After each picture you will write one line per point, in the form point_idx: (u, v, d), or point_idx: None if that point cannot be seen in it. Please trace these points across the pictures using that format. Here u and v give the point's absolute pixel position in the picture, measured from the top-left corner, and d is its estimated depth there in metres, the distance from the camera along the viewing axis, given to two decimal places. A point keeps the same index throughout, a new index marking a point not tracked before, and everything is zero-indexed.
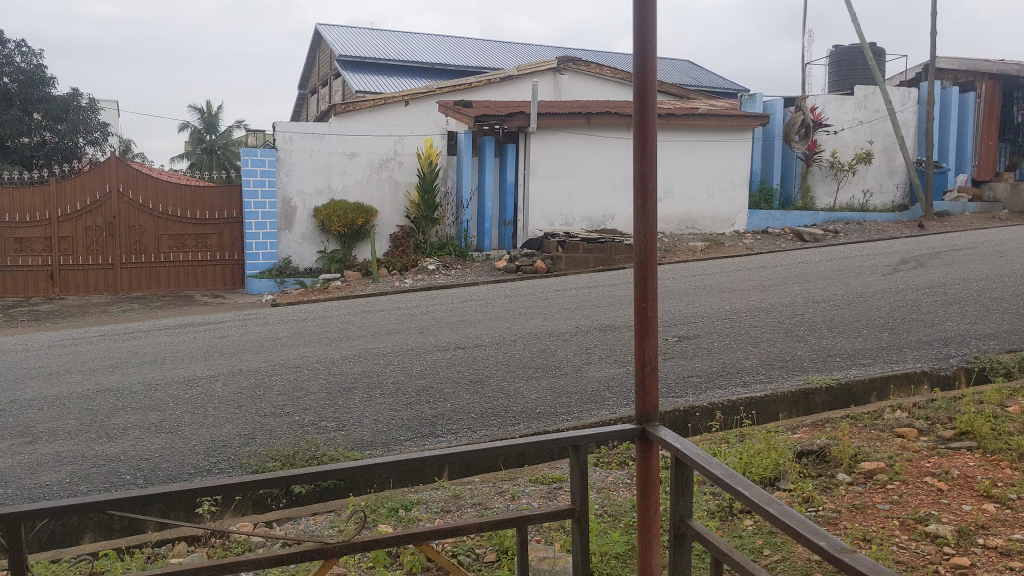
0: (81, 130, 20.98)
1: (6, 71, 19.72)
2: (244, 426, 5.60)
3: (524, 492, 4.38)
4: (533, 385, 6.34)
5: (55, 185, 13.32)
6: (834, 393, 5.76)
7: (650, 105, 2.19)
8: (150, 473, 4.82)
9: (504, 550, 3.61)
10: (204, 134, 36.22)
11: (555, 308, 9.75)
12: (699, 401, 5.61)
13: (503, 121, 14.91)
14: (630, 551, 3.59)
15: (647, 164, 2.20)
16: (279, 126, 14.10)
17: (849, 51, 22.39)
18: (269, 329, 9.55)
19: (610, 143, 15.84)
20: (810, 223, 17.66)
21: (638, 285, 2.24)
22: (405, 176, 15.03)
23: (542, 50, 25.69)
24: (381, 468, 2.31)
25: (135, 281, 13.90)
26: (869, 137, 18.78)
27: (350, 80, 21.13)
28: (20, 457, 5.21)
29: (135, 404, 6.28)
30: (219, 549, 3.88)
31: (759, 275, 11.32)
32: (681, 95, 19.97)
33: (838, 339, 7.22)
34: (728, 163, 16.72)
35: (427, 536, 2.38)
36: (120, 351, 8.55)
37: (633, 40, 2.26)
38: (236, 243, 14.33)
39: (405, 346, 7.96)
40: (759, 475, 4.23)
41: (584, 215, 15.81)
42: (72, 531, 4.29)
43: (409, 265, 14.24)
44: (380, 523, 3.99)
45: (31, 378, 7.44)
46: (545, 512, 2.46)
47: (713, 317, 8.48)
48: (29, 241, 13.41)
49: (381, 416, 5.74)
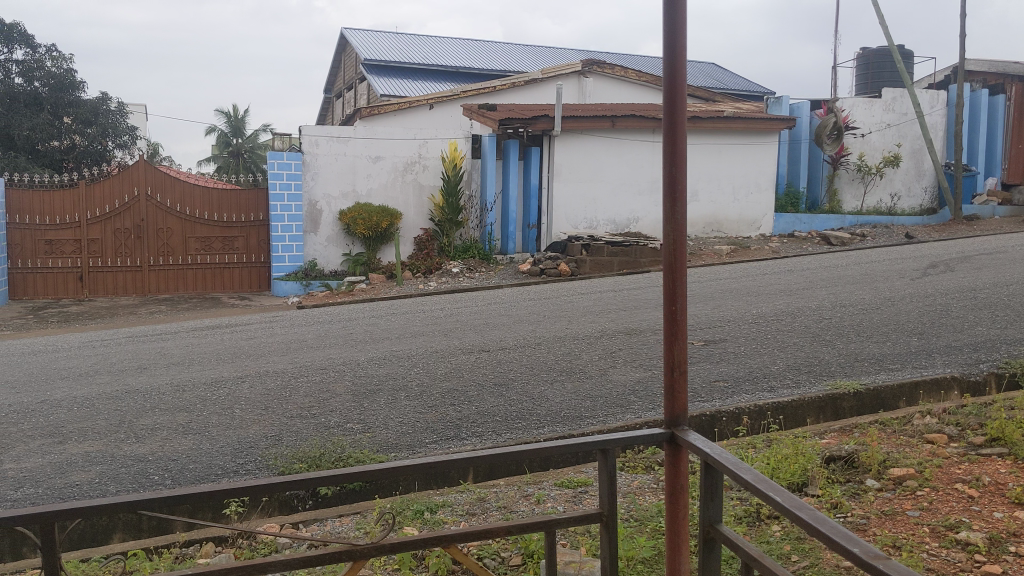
0: (109, 134, 20.98)
1: (37, 77, 20.03)
2: (269, 428, 5.61)
3: (549, 496, 4.36)
4: (557, 388, 6.33)
5: (85, 188, 13.45)
6: (861, 398, 5.71)
7: (682, 114, 2.18)
8: (178, 473, 4.86)
9: (530, 554, 3.60)
10: (231, 138, 36.18)
11: (580, 311, 9.72)
12: (726, 406, 5.57)
13: (527, 124, 14.87)
14: (658, 556, 3.56)
15: (678, 166, 2.18)
16: (305, 131, 14.22)
17: (877, 53, 22.25)
18: (295, 331, 9.61)
19: (634, 146, 15.79)
20: (836, 226, 17.51)
21: (666, 288, 2.23)
22: (429, 179, 15.06)
23: (566, 53, 25.70)
24: (408, 470, 2.32)
25: (163, 283, 14.02)
26: (897, 140, 18.62)
27: (376, 84, 21.26)
28: (51, 456, 5.27)
29: (162, 405, 6.34)
30: (247, 549, 3.90)
31: (785, 279, 11.22)
32: (706, 98, 19.88)
33: (867, 343, 7.15)
34: (754, 166, 16.64)
35: (454, 539, 2.38)
36: (149, 353, 8.62)
37: (664, 45, 2.23)
38: (262, 246, 14.41)
39: (429, 349, 7.96)
40: (786, 480, 4.20)
41: (609, 218, 15.79)
42: (101, 530, 4.32)
43: (433, 267, 14.26)
44: (405, 526, 4.01)
45: (62, 378, 7.53)
46: (574, 516, 2.46)
47: (739, 321, 8.41)
48: (59, 242, 13.52)
49: (405, 418, 5.76)
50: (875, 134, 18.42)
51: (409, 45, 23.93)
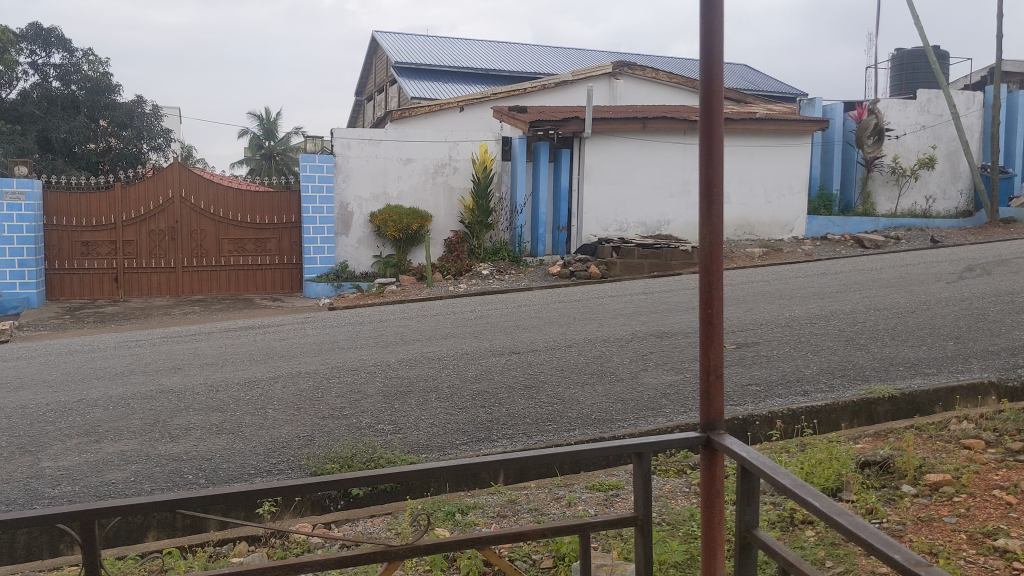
0: (144, 137, 21.20)
1: (74, 80, 20.35)
2: (302, 429, 5.64)
3: (580, 499, 4.34)
4: (588, 391, 6.31)
5: (121, 190, 13.62)
6: (897, 403, 5.64)
7: (718, 115, 2.18)
8: (212, 473, 4.90)
9: (562, 557, 3.58)
10: (263, 140, 36.56)
11: (610, 314, 9.69)
12: (759, 409, 5.52)
13: (558, 126, 14.84)
14: (690, 560, 3.53)
15: (714, 168, 2.18)
16: (337, 133, 14.31)
17: (912, 54, 22.02)
18: (327, 333, 9.66)
19: (665, 148, 15.74)
20: (870, 229, 17.31)
21: (702, 291, 2.22)
22: (460, 181, 15.10)
23: (597, 55, 25.66)
24: (443, 471, 2.33)
25: (197, 283, 14.15)
26: (932, 142, 18.41)
27: (407, 86, 21.35)
28: (87, 455, 5.34)
29: (197, 405, 6.39)
30: (280, 549, 3.91)
31: (818, 282, 11.11)
32: (737, 100, 19.76)
33: (902, 347, 7.06)
34: (786, 168, 16.52)
35: (488, 541, 2.38)
36: (183, 353, 8.70)
37: (700, 47, 2.22)
38: (294, 247, 14.51)
39: (459, 351, 7.98)
40: (821, 484, 4.16)
41: (640, 220, 15.74)
42: (136, 529, 4.37)
43: (464, 269, 14.28)
44: (437, 527, 4.02)
45: (97, 378, 7.61)
46: (609, 519, 2.46)
47: (772, 323, 8.34)
48: (95, 244, 13.69)
49: (436, 420, 5.77)
50: (910, 135, 18.21)
51: (440, 47, 24.02)
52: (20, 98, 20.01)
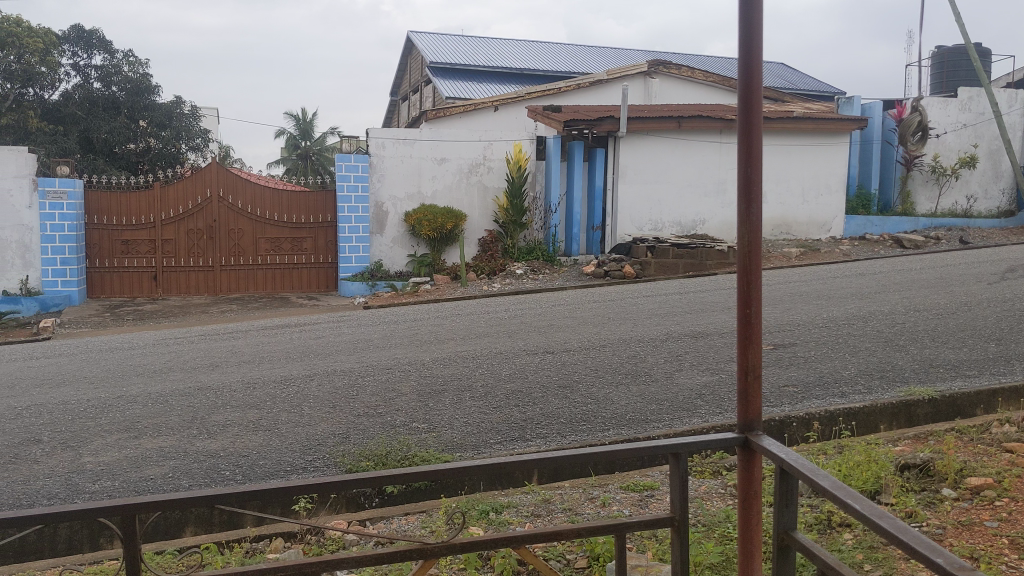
0: (183, 137, 21.45)
1: (115, 81, 20.67)
2: (337, 427, 5.67)
3: (614, 499, 4.32)
4: (622, 391, 6.29)
5: (159, 189, 13.79)
6: (937, 405, 5.55)
7: (757, 115, 2.15)
8: (249, 469, 4.94)
9: (596, 557, 3.57)
10: (300, 140, 36.88)
11: (645, 313, 9.65)
12: (796, 411, 5.47)
13: (593, 125, 14.80)
14: (725, 561, 3.50)
15: (754, 167, 2.16)
16: (372, 133, 14.40)
17: (953, 52, 21.72)
18: (362, 331, 9.70)
19: (700, 147, 15.64)
20: (910, 229, 17.03)
21: (741, 292, 2.21)
22: (494, 181, 15.11)
23: (632, 54, 25.57)
24: (479, 471, 2.33)
25: (234, 282, 14.28)
26: (974, 141, 18.13)
27: (442, 86, 21.42)
28: (127, 450, 5.41)
29: (234, 402, 6.45)
30: (314, 545, 3.93)
31: (857, 282, 11.00)
32: (775, 98, 19.58)
33: (942, 349, 6.96)
34: (824, 167, 16.34)
35: (523, 541, 2.38)
36: (221, 351, 8.79)
37: (739, 46, 2.20)
38: (330, 246, 14.60)
39: (494, 350, 7.98)
40: (859, 486, 4.11)
41: (675, 220, 15.66)
42: (174, 524, 4.42)
43: (498, 269, 14.28)
44: (471, 525, 4.02)
45: (137, 375, 7.71)
46: (645, 519, 2.45)
47: (810, 324, 8.26)
48: (134, 242, 13.87)
49: (470, 418, 5.79)
50: (951, 134, 17.94)
51: (475, 47, 24.08)
52: (63, 98, 20.34)
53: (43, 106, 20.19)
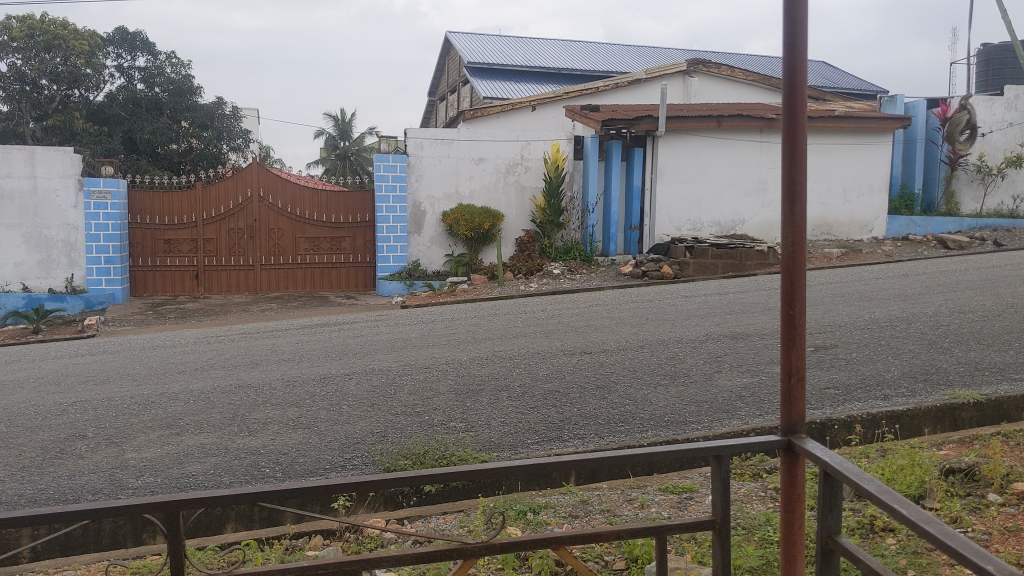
0: (224, 137, 21.71)
1: (157, 83, 20.97)
2: (376, 425, 5.70)
3: (653, 501, 4.30)
4: (660, 393, 6.26)
5: (201, 189, 13.95)
6: (983, 408, 5.46)
7: (802, 113, 2.12)
8: (288, 467, 4.99)
9: (634, 559, 3.55)
10: (339, 141, 37.16)
11: (684, 314, 9.58)
12: (837, 414, 5.40)
13: (631, 125, 14.73)
14: (766, 565, 3.47)
15: (797, 166, 2.13)
16: (411, 133, 14.48)
17: (999, 49, 21.33)
18: (400, 330, 9.75)
19: (740, 146, 15.50)
20: (954, 229, 16.68)
21: (785, 292, 2.18)
22: (531, 180, 15.11)
23: (671, 53, 25.42)
24: (519, 470, 2.32)
25: (274, 281, 14.43)
26: (1021, 140, 17.77)
27: (479, 86, 21.47)
28: (169, 446, 5.48)
29: (274, 400, 6.51)
30: (353, 543, 3.95)
31: (900, 283, 10.84)
32: (816, 97, 19.36)
33: (988, 352, 6.83)
34: (866, 166, 16.13)
35: (562, 541, 2.38)
36: (260, 349, 8.87)
37: (783, 46, 2.17)
38: (369, 246, 14.68)
39: (532, 350, 7.97)
40: (903, 490, 4.04)
41: (714, 220, 15.55)
42: (214, 520, 4.47)
43: (535, 269, 14.27)
44: (509, 526, 4.03)
45: (179, 372, 7.80)
46: (686, 522, 2.42)
47: (852, 326, 8.15)
48: (176, 241, 14.05)
49: (507, 418, 5.79)
50: (997, 133, 17.61)
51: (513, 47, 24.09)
52: (107, 99, 20.72)
53: (89, 107, 20.58)
